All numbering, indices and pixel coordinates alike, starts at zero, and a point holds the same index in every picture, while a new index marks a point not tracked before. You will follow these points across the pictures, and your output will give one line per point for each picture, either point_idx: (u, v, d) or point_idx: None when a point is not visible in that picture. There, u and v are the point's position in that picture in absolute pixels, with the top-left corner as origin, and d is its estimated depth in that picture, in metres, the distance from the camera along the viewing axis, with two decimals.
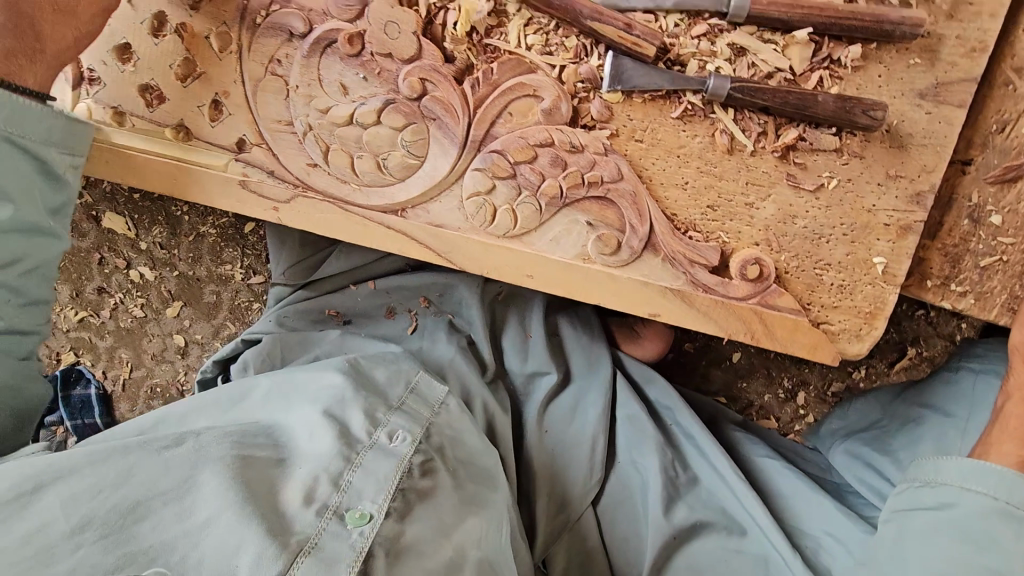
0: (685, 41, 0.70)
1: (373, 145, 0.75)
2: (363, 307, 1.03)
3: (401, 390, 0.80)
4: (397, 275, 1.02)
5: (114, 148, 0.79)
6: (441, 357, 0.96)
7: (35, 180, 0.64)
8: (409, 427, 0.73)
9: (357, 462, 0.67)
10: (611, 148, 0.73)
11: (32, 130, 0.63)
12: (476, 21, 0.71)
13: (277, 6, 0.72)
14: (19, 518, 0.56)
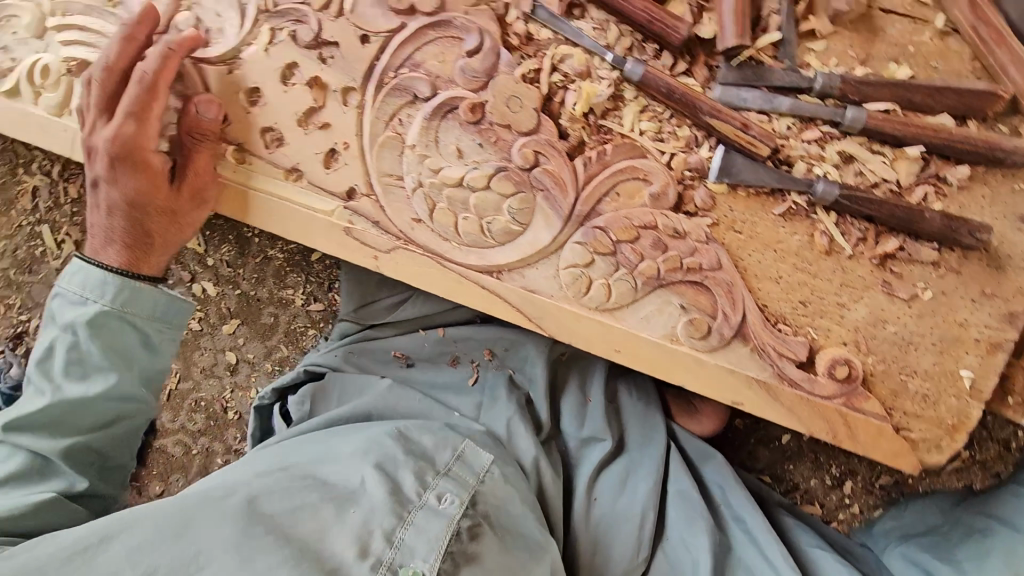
0: (795, 143, 0.72)
1: (479, 208, 0.77)
2: (429, 353, 1.04)
3: (447, 456, 0.79)
4: (466, 326, 1.04)
5: (229, 182, 0.82)
6: (500, 416, 0.95)
7: (138, 351, 0.78)
8: (457, 491, 0.72)
9: (407, 519, 0.66)
10: (712, 236, 0.74)
11: (143, 308, 0.77)
12: (595, 103, 0.74)
13: (406, 69, 0.76)
14: (83, 570, 0.57)
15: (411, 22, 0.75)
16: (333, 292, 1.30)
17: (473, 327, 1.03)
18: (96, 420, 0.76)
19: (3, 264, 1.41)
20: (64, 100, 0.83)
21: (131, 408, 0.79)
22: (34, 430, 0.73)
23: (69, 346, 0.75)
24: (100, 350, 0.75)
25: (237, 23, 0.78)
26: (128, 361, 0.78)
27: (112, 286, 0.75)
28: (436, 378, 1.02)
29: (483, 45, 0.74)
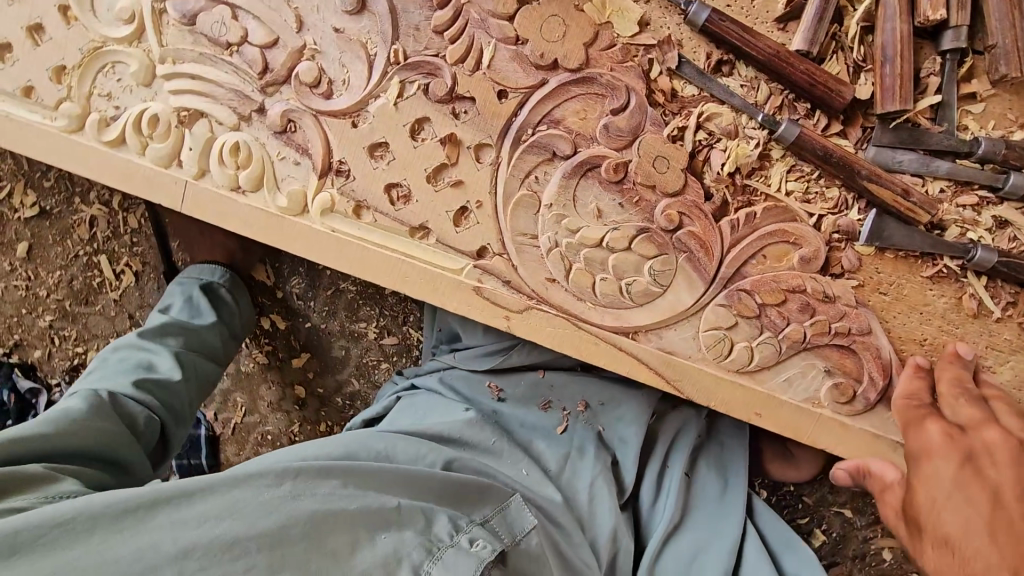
0: (949, 207, 0.71)
1: (619, 268, 0.75)
2: (522, 394, 0.98)
3: (490, 505, 0.75)
4: (568, 372, 1.00)
5: (349, 239, 0.78)
6: (581, 472, 0.90)
7: (236, 320, 1.21)
8: (490, 540, 0.67)
9: (437, 555, 0.63)
10: (858, 300, 0.73)
11: (242, 299, 1.23)
12: (743, 162, 0.72)
13: (545, 127, 0.73)
14: (133, 531, 0.55)
15: (553, 78, 0.72)
16: (407, 325, 1.27)
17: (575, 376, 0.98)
18: (185, 343, 1.10)
19: (59, 295, 1.36)
20: (173, 150, 0.79)
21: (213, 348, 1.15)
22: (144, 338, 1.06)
23: (188, 300, 1.15)
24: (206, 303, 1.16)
25: (363, 75, 0.75)
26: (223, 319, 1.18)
27: (229, 277, 1.21)
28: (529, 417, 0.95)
29: (629, 103, 0.72)
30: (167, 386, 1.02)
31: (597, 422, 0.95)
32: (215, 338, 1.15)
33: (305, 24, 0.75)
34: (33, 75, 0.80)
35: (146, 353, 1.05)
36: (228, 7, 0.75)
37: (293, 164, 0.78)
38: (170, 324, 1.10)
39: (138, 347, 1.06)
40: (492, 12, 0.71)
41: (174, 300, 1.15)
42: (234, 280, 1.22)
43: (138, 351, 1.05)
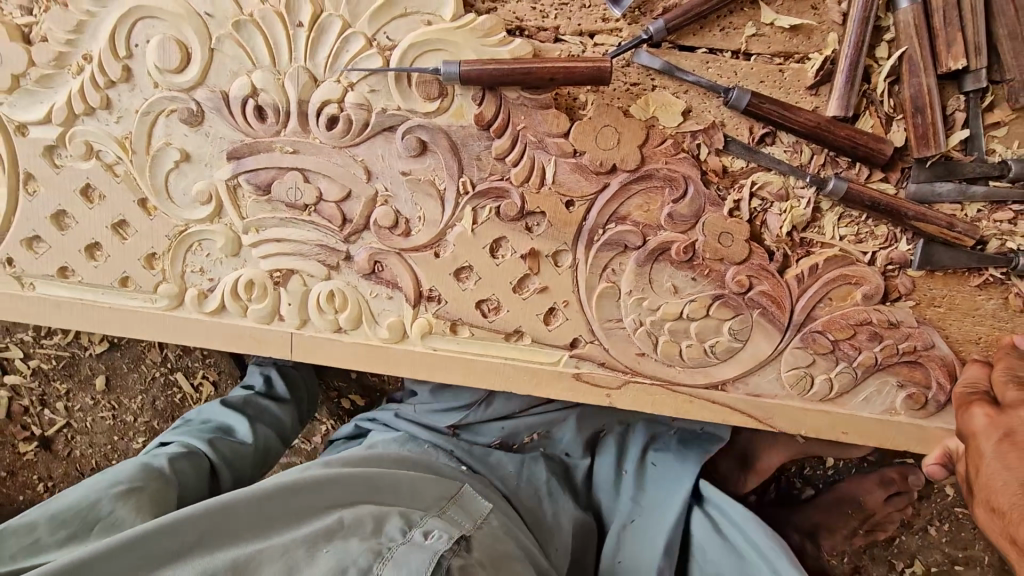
0: (989, 223, 0.78)
1: (700, 334, 0.83)
2: (475, 423, 1.05)
3: (444, 499, 0.83)
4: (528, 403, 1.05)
5: (437, 352, 0.85)
6: (536, 480, 0.99)
7: (305, 404, 1.30)
8: (445, 529, 0.74)
9: (387, 556, 0.66)
10: (918, 319, 0.82)
11: (309, 385, 1.33)
12: (799, 220, 0.79)
13: (614, 224, 0.79)
14: None
15: (613, 180, 0.78)
16: None
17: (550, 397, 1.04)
18: (257, 413, 1.17)
19: (145, 417, 1.43)
20: (273, 307, 0.85)
21: (283, 421, 1.21)
22: (225, 407, 1.15)
23: (269, 376, 1.26)
24: (288, 386, 1.27)
25: (436, 209, 0.80)
26: (298, 400, 1.27)
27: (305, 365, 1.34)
28: (491, 434, 1.04)
29: (687, 190, 0.78)
30: (239, 449, 1.07)
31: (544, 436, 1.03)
32: (283, 412, 1.21)
33: (373, 173, 0.80)
34: (127, 266, 0.85)
35: (226, 418, 1.13)
36: (297, 170, 0.80)
37: (387, 297, 0.85)
38: (252, 396, 1.21)
39: (221, 411, 1.15)
40: (548, 133, 0.76)
41: (257, 375, 1.27)
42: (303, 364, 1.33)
43: (219, 416, 1.14)
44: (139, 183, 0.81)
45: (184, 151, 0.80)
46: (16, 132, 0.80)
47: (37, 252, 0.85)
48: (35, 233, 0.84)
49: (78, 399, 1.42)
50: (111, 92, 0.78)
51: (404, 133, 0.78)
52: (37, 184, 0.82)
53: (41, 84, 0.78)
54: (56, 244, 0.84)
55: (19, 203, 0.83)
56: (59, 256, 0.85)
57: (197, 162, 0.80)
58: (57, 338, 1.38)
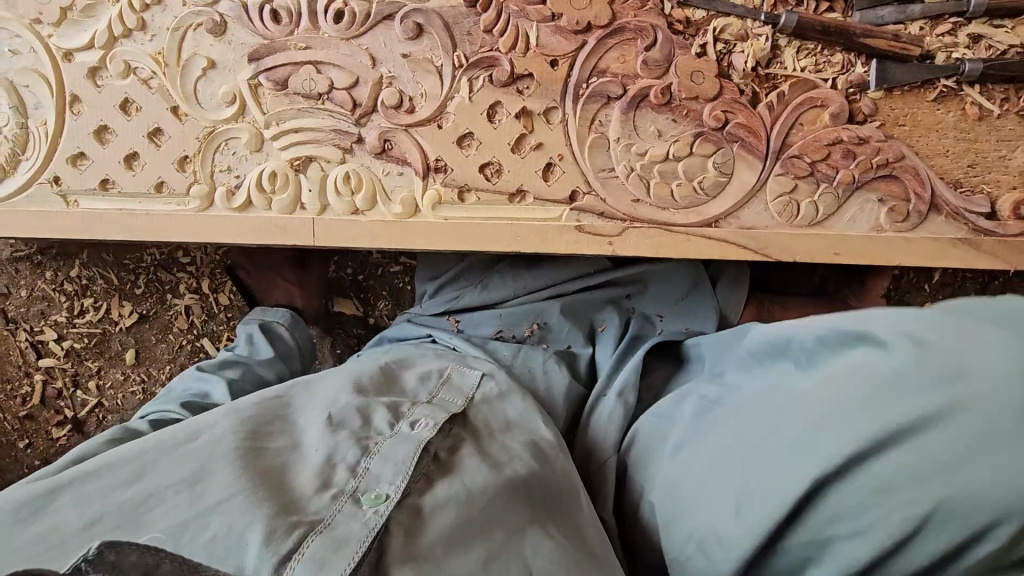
0: (932, 38, 0.87)
1: (688, 173, 0.90)
2: (476, 318, 1.10)
3: (435, 384, 0.81)
4: (524, 298, 1.10)
5: (448, 220, 0.92)
6: (533, 364, 0.97)
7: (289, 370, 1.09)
8: (433, 415, 0.69)
9: (374, 450, 0.63)
10: (885, 135, 0.89)
11: (299, 347, 1.14)
12: (761, 56, 0.87)
13: (596, 78, 0.88)
14: (47, 512, 0.55)
15: (590, 38, 0.87)
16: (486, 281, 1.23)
17: (532, 290, 1.09)
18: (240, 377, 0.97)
19: None
20: (294, 196, 0.93)
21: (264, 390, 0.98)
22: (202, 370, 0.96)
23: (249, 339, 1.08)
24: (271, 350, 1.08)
25: (436, 84, 0.90)
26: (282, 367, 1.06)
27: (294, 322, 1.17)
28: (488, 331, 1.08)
29: (657, 38, 0.87)
30: None
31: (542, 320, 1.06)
32: (298, 362, 1.14)
33: (378, 60, 0.90)
34: (162, 171, 0.93)
35: (202, 383, 0.93)
36: (311, 64, 0.90)
37: (398, 174, 0.92)
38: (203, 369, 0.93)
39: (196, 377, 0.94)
40: (527, 1, 0.87)
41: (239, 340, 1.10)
42: (293, 319, 1.18)
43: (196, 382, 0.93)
44: (172, 92, 0.91)
45: (210, 58, 0.90)
46: (64, 59, 0.91)
47: (81, 167, 0.94)
48: (80, 149, 0.93)
49: (109, 376, 1.47)
50: (146, 14, 0.90)
51: (401, 19, 0.88)
52: (82, 104, 0.92)
53: (86, 14, 0.90)
54: (98, 158, 0.93)
55: (66, 123, 0.93)
56: (100, 169, 0.94)
57: (222, 68, 0.91)
58: (89, 316, 1.45)
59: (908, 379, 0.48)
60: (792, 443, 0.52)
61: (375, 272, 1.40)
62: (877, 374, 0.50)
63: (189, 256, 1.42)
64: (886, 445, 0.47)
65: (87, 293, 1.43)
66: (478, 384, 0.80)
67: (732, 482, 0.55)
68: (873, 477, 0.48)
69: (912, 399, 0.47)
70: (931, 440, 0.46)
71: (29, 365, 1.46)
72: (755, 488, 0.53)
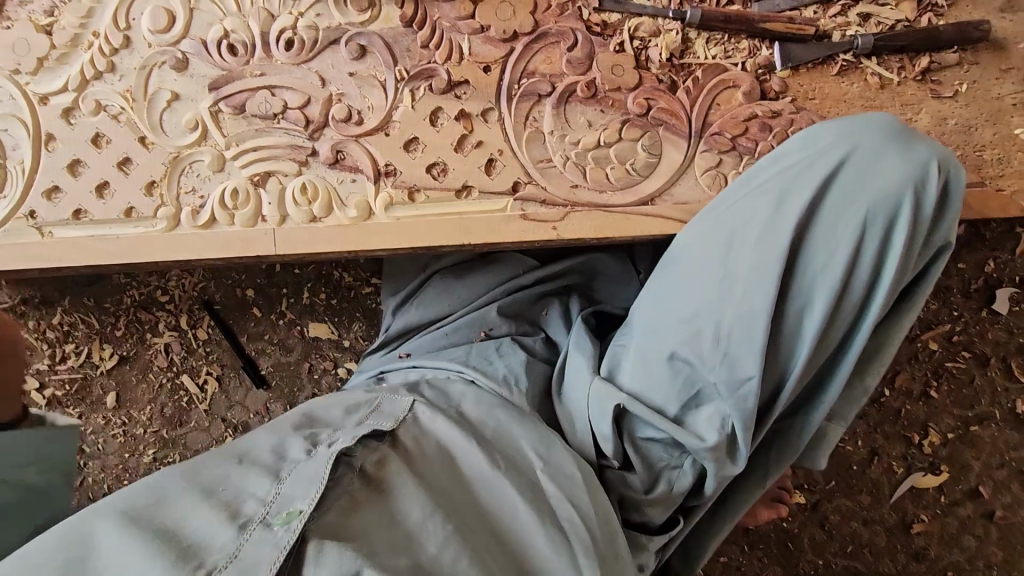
0: (826, 20, 0.96)
1: (620, 157, 0.97)
2: (426, 344, 1.21)
3: (364, 409, 0.89)
4: (464, 315, 1.21)
5: (401, 219, 0.98)
6: (492, 353, 1.07)
7: None
8: (350, 435, 0.78)
9: (284, 478, 0.71)
10: (797, 108, 0.96)
11: None
12: (674, 47, 0.96)
13: (526, 79, 0.96)
14: None
15: (517, 44, 0.96)
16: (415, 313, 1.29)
17: (471, 303, 1.22)
18: None
19: (155, 426, 1.47)
20: (256, 210, 0.99)
21: None
22: None
23: None
24: None
25: (381, 96, 0.97)
26: None
27: None
28: (438, 347, 1.19)
29: (578, 40, 0.96)
30: None
31: (486, 324, 1.18)
32: None
33: (327, 80, 0.98)
34: (131, 197, 1.00)
35: None
36: (266, 89, 0.98)
37: (351, 181, 0.99)
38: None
39: None
40: (458, 18, 0.96)
41: None
42: None
43: None
44: (138, 124, 0.99)
45: (174, 91, 0.99)
46: (40, 102, 0.99)
47: (55, 200, 1.00)
48: (54, 183, 1.00)
49: (90, 421, 1.48)
50: (115, 58, 0.99)
51: (346, 42, 0.97)
52: (56, 142, 1.00)
53: (59, 61, 0.99)
54: (71, 191, 1.00)
55: (41, 159, 1.00)
56: (73, 200, 1.00)
57: (184, 99, 0.99)
58: (71, 361, 1.47)
59: (811, 162, 0.79)
60: (763, 239, 0.78)
61: (348, 295, 1.45)
62: (785, 177, 0.80)
63: (166, 295, 1.46)
64: (825, 196, 0.77)
65: (69, 339, 1.47)
66: (410, 408, 0.87)
67: (750, 285, 0.77)
68: (830, 216, 0.77)
69: (811, 171, 0.78)
70: (840, 185, 0.77)
71: None
72: (770, 271, 0.76)
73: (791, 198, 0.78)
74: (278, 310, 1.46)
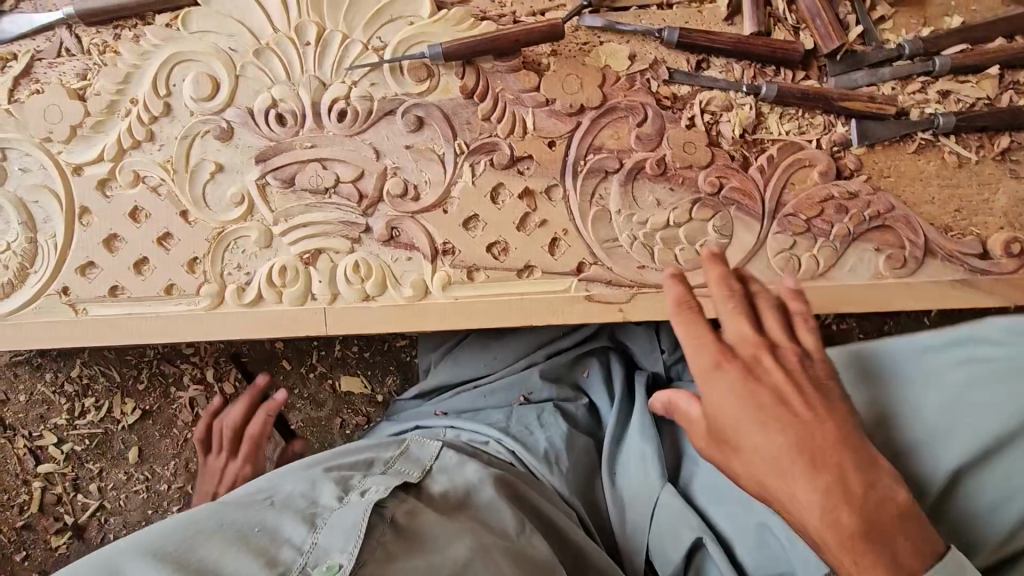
0: (905, 96, 0.92)
1: (690, 238, 0.93)
2: (463, 404, 1.14)
3: (393, 457, 0.86)
4: (504, 378, 1.14)
5: (458, 300, 0.93)
6: (534, 419, 1.00)
7: None
8: (384, 483, 0.73)
9: (320, 525, 0.65)
10: (874, 188, 0.93)
11: None
12: (747, 123, 0.92)
13: (593, 154, 0.92)
14: None
15: (584, 118, 0.91)
16: (443, 367, 1.22)
17: (511, 363, 1.16)
18: None
19: (180, 482, 1.42)
20: (305, 288, 0.94)
21: None
22: None
23: None
24: None
25: (441, 171, 0.92)
26: None
27: None
28: (476, 406, 1.12)
29: (647, 115, 0.92)
30: None
31: (526, 386, 1.10)
32: None
33: (382, 152, 0.93)
34: (172, 274, 0.94)
35: None
36: (316, 161, 0.93)
37: (407, 259, 0.94)
38: None
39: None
40: (522, 90, 0.91)
41: None
42: None
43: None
44: (180, 197, 0.93)
45: (218, 162, 0.93)
46: (74, 172, 0.93)
47: (90, 276, 0.94)
48: (89, 259, 0.94)
49: (111, 477, 1.42)
50: (155, 125, 0.93)
51: (403, 113, 0.92)
52: (91, 215, 0.94)
53: (95, 129, 0.93)
54: (108, 267, 0.94)
55: (75, 235, 0.94)
56: (109, 276, 0.94)
57: (230, 171, 0.93)
58: (90, 416, 1.41)
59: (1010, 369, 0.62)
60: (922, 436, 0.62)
61: (381, 347, 1.40)
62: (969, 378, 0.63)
63: (192, 347, 1.41)
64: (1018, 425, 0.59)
65: (88, 393, 1.41)
66: (435, 455, 0.86)
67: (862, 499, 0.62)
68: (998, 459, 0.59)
69: (1018, 388, 0.60)
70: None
71: (28, 473, 1.42)
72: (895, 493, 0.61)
73: (962, 419, 0.61)
74: (309, 363, 1.41)
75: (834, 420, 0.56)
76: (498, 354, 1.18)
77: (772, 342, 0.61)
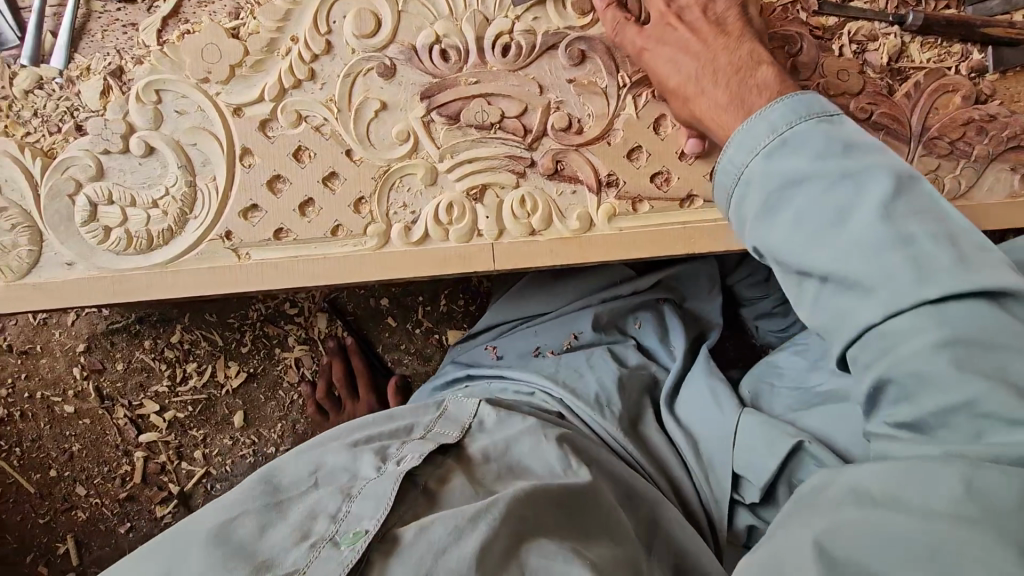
0: None
1: None
2: (514, 344, 1.15)
3: (431, 418, 0.82)
4: (551, 319, 1.13)
5: (623, 231, 0.96)
6: (586, 364, 1.00)
7: None
8: (420, 450, 0.72)
9: (354, 494, 0.66)
10: (1010, 111, 0.98)
11: None
12: (893, 51, 0.96)
13: None
14: None
15: None
16: (498, 310, 1.21)
17: (563, 304, 1.14)
18: None
19: (286, 444, 1.40)
20: (471, 225, 0.95)
21: None
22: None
23: None
24: None
25: (604, 104, 0.94)
26: None
27: None
28: (528, 345, 1.12)
29: (802, 45, 0.95)
30: None
31: (575, 326, 1.10)
32: None
33: (545, 86, 0.94)
34: (338, 215, 0.94)
35: None
36: (480, 97, 0.93)
37: (571, 193, 0.96)
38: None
39: None
40: None
41: None
42: None
43: None
44: (345, 135, 0.93)
45: (382, 100, 0.93)
46: (233, 114, 0.92)
47: (253, 219, 0.93)
48: (252, 202, 0.93)
49: (215, 444, 1.40)
50: (315, 64, 0.92)
51: (566, 47, 0.93)
52: (252, 155, 0.93)
53: (255, 68, 0.91)
54: (272, 209, 0.93)
55: (236, 177, 0.93)
56: (274, 219, 0.93)
57: (393, 108, 0.93)
58: (192, 382, 1.39)
59: None
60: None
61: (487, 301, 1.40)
62: None
63: (295, 307, 1.40)
64: None
65: (189, 358, 1.39)
66: (475, 413, 0.83)
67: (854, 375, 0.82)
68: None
69: None
70: None
71: (129, 443, 1.39)
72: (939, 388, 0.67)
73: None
74: (414, 319, 1.41)
75: (731, 44, 0.77)
76: (552, 296, 1.16)
77: (680, 8, 0.81)
